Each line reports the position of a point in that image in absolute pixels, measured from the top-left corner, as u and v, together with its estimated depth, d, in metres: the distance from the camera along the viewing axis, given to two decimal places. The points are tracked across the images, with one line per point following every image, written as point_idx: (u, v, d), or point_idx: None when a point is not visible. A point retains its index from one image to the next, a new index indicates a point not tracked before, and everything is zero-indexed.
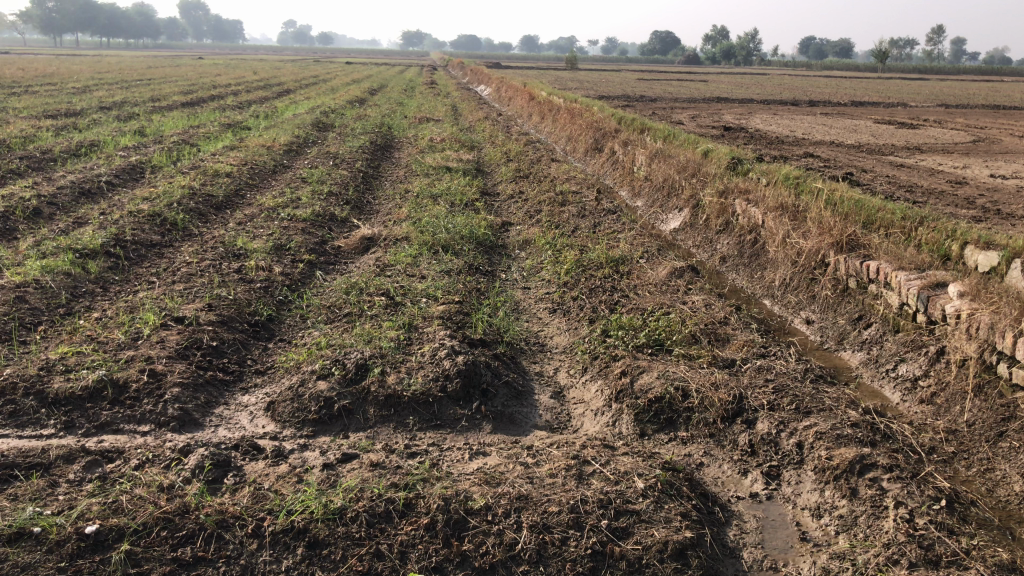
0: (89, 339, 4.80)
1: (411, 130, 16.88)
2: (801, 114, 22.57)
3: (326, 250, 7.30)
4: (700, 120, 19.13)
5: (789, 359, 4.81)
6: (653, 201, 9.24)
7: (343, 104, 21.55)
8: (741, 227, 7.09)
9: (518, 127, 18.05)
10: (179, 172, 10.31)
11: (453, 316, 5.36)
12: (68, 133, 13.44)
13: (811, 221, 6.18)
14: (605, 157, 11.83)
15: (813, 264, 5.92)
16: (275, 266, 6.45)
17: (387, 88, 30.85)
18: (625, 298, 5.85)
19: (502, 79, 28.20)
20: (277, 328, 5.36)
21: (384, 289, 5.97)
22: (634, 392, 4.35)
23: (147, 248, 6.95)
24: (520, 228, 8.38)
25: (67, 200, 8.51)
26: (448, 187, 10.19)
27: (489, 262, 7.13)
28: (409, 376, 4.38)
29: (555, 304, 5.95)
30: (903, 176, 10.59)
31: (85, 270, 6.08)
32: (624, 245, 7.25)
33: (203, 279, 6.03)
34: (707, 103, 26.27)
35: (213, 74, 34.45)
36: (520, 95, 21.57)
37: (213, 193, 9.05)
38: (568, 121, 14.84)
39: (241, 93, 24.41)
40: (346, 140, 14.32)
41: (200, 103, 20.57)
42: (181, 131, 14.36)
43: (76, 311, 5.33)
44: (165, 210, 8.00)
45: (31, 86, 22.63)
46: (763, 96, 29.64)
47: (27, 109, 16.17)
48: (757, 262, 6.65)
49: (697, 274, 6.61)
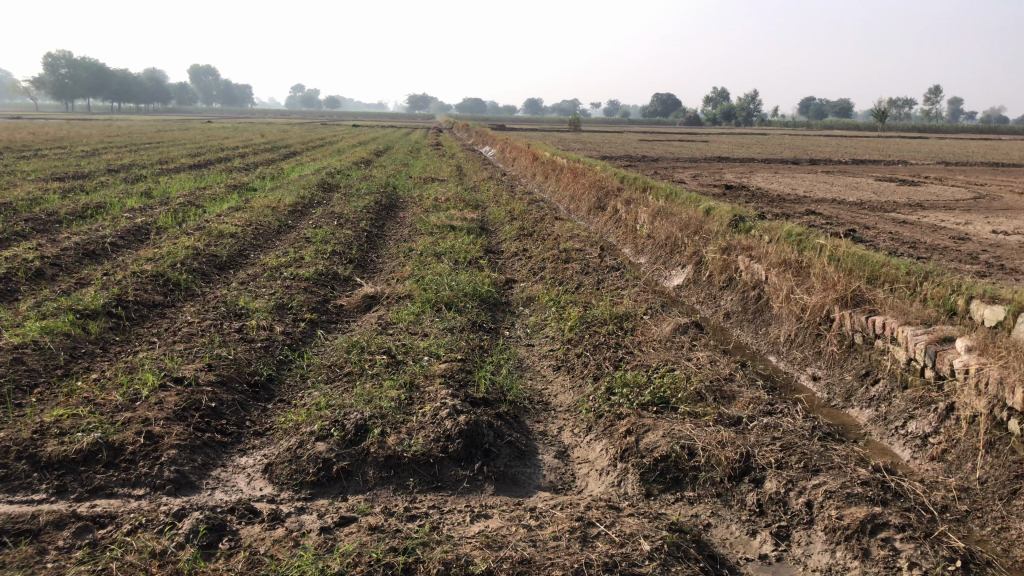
0: (86, 400, 4.75)
1: (415, 190, 17.01)
2: (802, 172, 22.71)
3: (328, 309, 7.27)
4: (702, 179, 19.26)
5: (797, 417, 4.72)
6: (655, 258, 9.23)
7: (349, 165, 21.77)
8: (745, 284, 7.06)
9: (521, 186, 18.18)
10: (184, 233, 10.35)
11: (454, 375, 5.30)
12: (74, 195, 13.55)
13: (815, 277, 6.15)
14: (608, 215, 11.87)
15: (818, 320, 5.86)
16: (276, 326, 6.42)
17: (392, 149, 31.24)
18: (629, 355, 5.80)
19: (505, 140, 28.54)
20: (277, 388, 5.31)
21: (386, 348, 5.93)
22: (639, 451, 4.27)
23: (148, 308, 6.94)
24: (523, 285, 8.37)
25: (71, 261, 8.54)
26: (452, 245, 10.21)
27: (492, 320, 7.09)
28: (410, 437, 4.31)
29: (559, 362, 5.89)
30: (906, 232, 10.58)
31: (85, 330, 6.06)
32: (627, 302, 7.21)
33: (204, 339, 5.99)
34: (709, 162, 26.51)
35: (221, 138, 34.95)
36: (524, 155, 21.78)
37: (217, 254, 9.07)
38: (570, 180, 14.94)
39: (248, 155, 24.72)
40: (351, 201, 14.42)
41: (206, 165, 20.80)
42: (186, 192, 14.48)
43: (75, 372, 5.29)
44: (168, 270, 8.01)
45: (41, 150, 22.94)
46: (764, 155, 29.89)
47: (35, 172, 16.34)
48: (762, 319, 6.60)
49: (701, 331, 6.56)
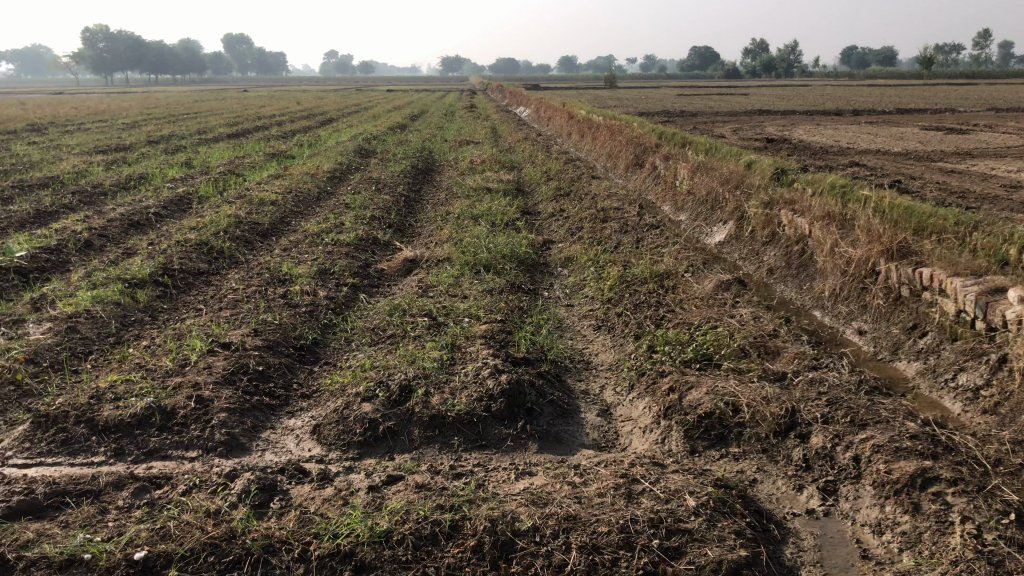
0: (138, 366, 4.86)
1: (452, 153, 16.97)
2: (846, 123, 22.19)
3: (369, 274, 7.32)
4: (743, 133, 18.92)
5: (842, 371, 4.67)
6: (695, 215, 9.13)
7: (385, 130, 21.78)
8: (788, 238, 6.96)
9: (558, 146, 18.03)
10: (226, 201, 10.47)
11: (496, 336, 5.32)
12: (118, 167, 13.75)
13: (860, 229, 6.04)
14: (646, 172, 11.75)
15: (863, 273, 5.76)
16: (319, 291, 6.49)
17: (428, 113, 31.15)
18: (670, 313, 5.76)
19: (541, 99, 28.30)
20: (321, 351, 5.37)
21: (427, 310, 5.97)
22: (682, 408, 4.26)
23: (194, 276, 7.05)
24: (562, 245, 8.34)
25: (118, 232, 8.70)
26: (489, 207, 10.19)
27: (531, 280, 7.09)
28: (453, 397, 4.36)
29: (600, 321, 5.88)
30: (955, 182, 10.32)
31: (135, 299, 6.18)
32: (668, 260, 7.14)
33: (249, 305, 6.08)
34: (749, 116, 26.05)
35: (257, 107, 35.15)
36: (560, 114, 21.57)
37: (259, 221, 9.16)
38: (608, 138, 14.79)
39: (286, 123, 24.84)
40: (389, 165, 14.44)
41: (244, 134, 20.94)
42: (227, 162, 14.61)
43: (127, 339, 5.41)
44: (212, 239, 8.12)
45: (85, 123, 23.29)
46: (805, 108, 29.28)
47: (80, 146, 16.61)
48: (806, 274, 6.50)
49: (744, 287, 6.49)
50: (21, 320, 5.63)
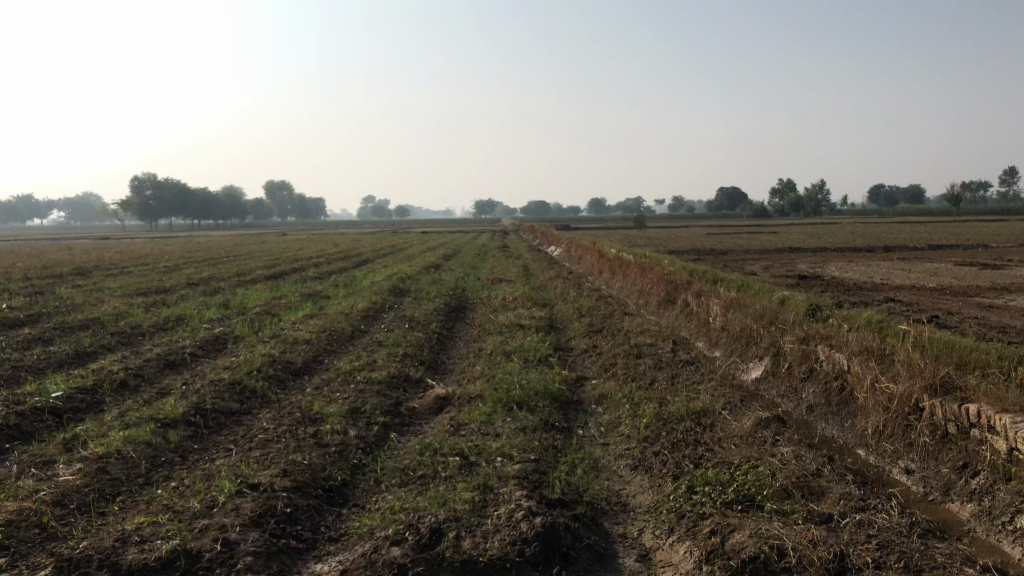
0: (165, 508, 4.78)
1: (483, 291, 17.18)
2: (877, 259, 22.26)
3: (400, 412, 7.26)
4: (774, 270, 19.01)
5: (892, 513, 4.46)
6: (730, 350, 9.03)
7: (419, 270, 22.21)
8: (826, 374, 6.82)
9: (589, 283, 18.20)
10: (261, 341, 10.60)
11: (529, 476, 5.19)
12: (158, 309, 14.07)
13: (900, 365, 5.93)
14: (678, 309, 11.75)
15: (906, 410, 5.60)
16: (349, 430, 6.43)
17: (460, 253, 31.82)
18: (708, 452, 5.59)
19: (571, 239, 28.84)
20: (351, 492, 5.25)
21: (459, 449, 5.87)
22: (725, 552, 4.07)
23: (226, 416, 7.04)
24: (595, 382, 8.26)
25: (153, 371, 8.79)
26: (521, 344, 10.20)
27: (565, 418, 6.98)
28: (485, 541, 4.22)
29: (636, 461, 5.71)
30: (993, 316, 10.18)
31: (166, 439, 6.16)
32: (704, 397, 7.01)
33: (279, 445, 6.03)
34: (779, 253, 26.25)
35: (295, 249, 36.22)
36: (591, 253, 21.89)
37: (293, 360, 9.23)
38: (639, 276, 14.91)
39: (322, 264, 25.47)
40: (422, 304, 14.62)
41: (282, 275, 21.48)
42: (263, 302, 14.90)
43: (155, 480, 5.35)
44: (245, 378, 8.16)
45: (130, 266, 24.08)
46: (834, 245, 29.48)
47: (123, 289, 17.10)
48: (847, 410, 6.32)
49: (784, 424, 6.31)
50: (52, 461, 5.61)
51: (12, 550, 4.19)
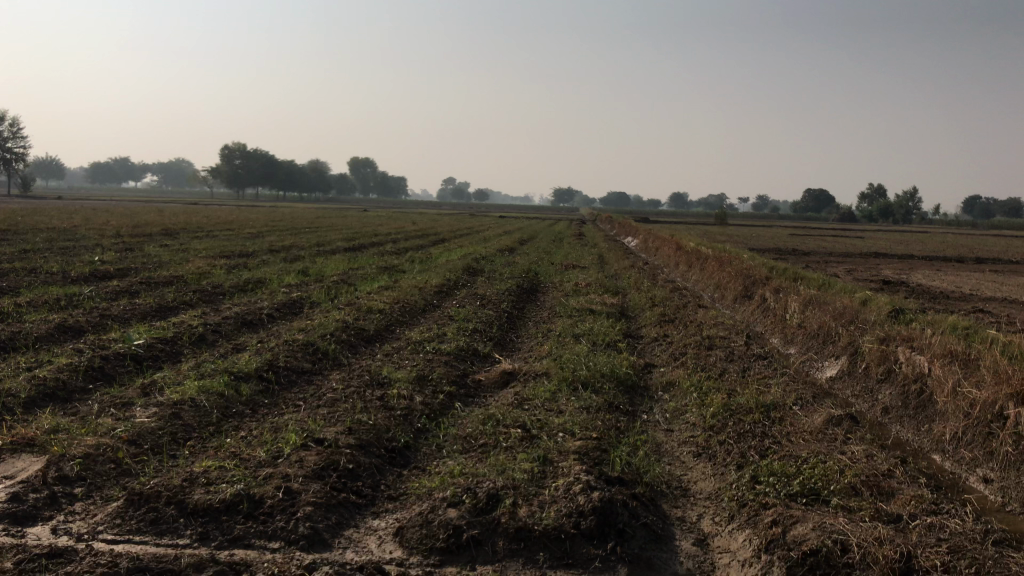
0: (233, 455, 4.91)
1: (557, 275, 17.16)
2: (967, 270, 21.42)
3: (466, 383, 7.31)
4: (857, 274, 18.46)
5: (965, 519, 4.28)
6: (805, 347, 8.80)
7: (494, 252, 22.30)
8: (905, 376, 6.59)
9: (663, 275, 18.00)
10: (336, 307, 10.81)
11: (590, 453, 5.16)
12: (239, 271, 14.46)
13: (985, 371, 5.69)
14: (754, 304, 11.52)
15: (989, 416, 5.37)
16: (415, 396, 6.50)
17: (537, 238, 31.77)
18: (776, 445, 5.46)
19: (649, 231, 28.55)
20: (412, 455, 5.31)
21: (521, 422, 5.87)
22: (786, 543, 3.98)
23: (297, 374, 7.19)
24: (663, 370, 8.16)
25: (231, 328, 9.04)
26: (591, 328, 10.16)
27: (631, 402, 6.92)
28: (541, 510, 4.22)
29: (700, 448, 5.62)
30: None
31: (238, 392, 6.33)
32: (775, 391, 6.86)
33: (346, 405, 6.13)
34: (864, 258, 25.49)
35: (374, 224, 36.75)
36: (668, 244, 21.63)
37: (365, 327, 9.37)
38: (716, 270, 14.68)
39: (400, 240, 25.79)
40: (495, 283, 14.68)
41: (359, 247, 21.83)
42: (340, 271, 15.18)
43: (225, 429, 5.49)
44: (318, 340, 8.34)
45: (215, 231, 24.78)
46: (922, 253, 28.43)
47: (208, 251, 17.63)
48: (925, 415, 6.08)
49: (856, 424, 6.12)
50: (130, 403, 5.82)
51: (88, 481, 4.36)
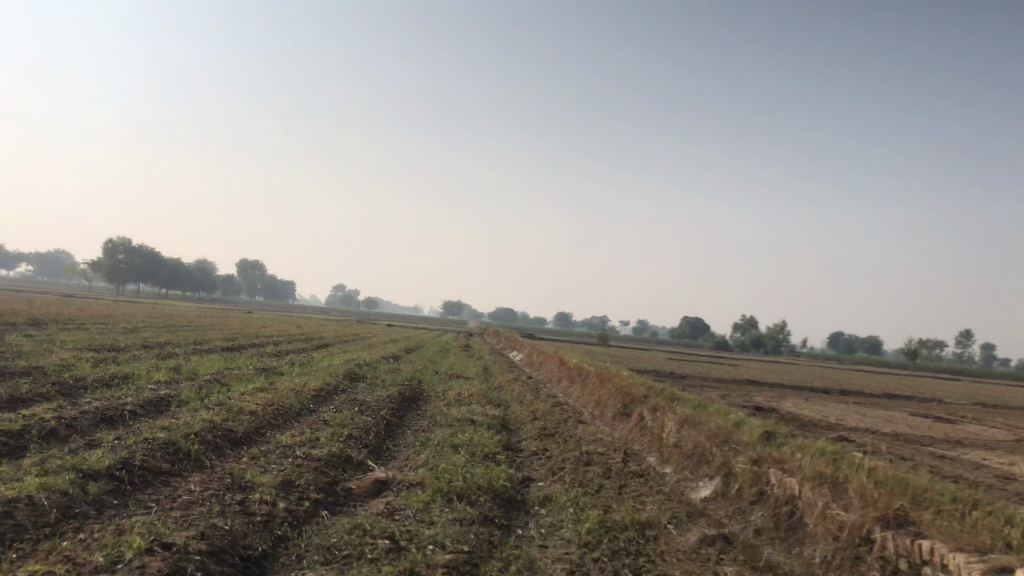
0: (65, 558, 4.42)
1: (440, 385, 16.93)
2: (834, 401, 22.36)
3: (335, 490, 6.94)
4: (732, 398, 18.95)
5: None
6: (681, 465, 8.85)
7: (378, 359, 21.90)
8: (776, 498, 6.66)
9: (547, 390, 18.02)
10: (204, 406, 10.24)
11: (461, 566, 4.91)
12: (103, 364, 13.62)
13: (854, 494, 5.79)
14: (634, 422, 11.58)
15: (856, 539, 5.43)
16: (279, 502, 6.10)
17: (423, 348, 31.49)
18: (651, 564, 5.34)
19: (535, 347, 28.73)
20: (269, 565, 4.92)
21: (390, 532, 5.58)
22: None
23: (153, 475, 6.66)
24: (542, 484, 7.99)
25: (85, 424, 8.38)
26: (471, 438, 9.95)
27: (506, 515, 6.71)
28: None
29: (575, 564, 5.44)
30: (944, 465, 10.10)
31: (83, 491, 5.78)
32: (651, 509, 6.79)
33: (202, 508, 5.69)
34: (739, 384, 26.33)
35: (256, 325, 35.75)
36: (553, 361, 21.77)
37: (233, 428, 8.87)
38: (597, 387, 14.80)
39: (282, 343, 25.06)
40: (376, 390, 14.32)
41: (237, 347, 21.06)
42: (213, 370, 14.51)
43: (63, 531, 4.96)
44: (180, 439, 7.82)
45: (84, 322, 23.47)
46: (792, 384, 29.63)
47: (71, 342, 16.59)
48: (795, 537, 6.12)
49: (729, 544, 6.09)
50: None
51: None
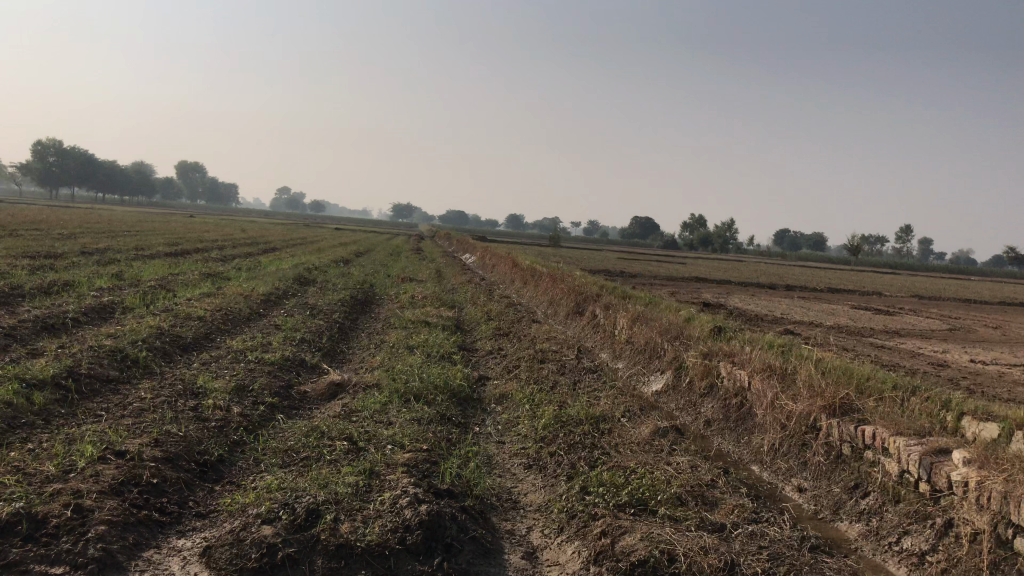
0: (15, 469, 4.35)
1: (392, 288, 16.88)
2: (780, 296, 22.89)
3: (290, 394, 6.92)
4: (681, 295, 19.25)
5: (783, 527, 4.41)
6: (633, 361, 9.00)
7: (329, 262, 21.70)
8: (726, 391, 6.83)
9: (499, 290, 18.09)
10: (151, 313, 10.06)
11: (419, 465, 4.96)
12: (43, 272, 13.24)
13: (801, 385, 5.96)
14: (586, 320, 11.70)
15: (803, 428, 5.61)
16: (234, 407, 6.06)
17: (374, 251, 31.26)
18: (605, 456, 5.47)
19: (486, 248, 28.72)
20: (226, 470, 4.91)
21: (348, 434, 5.60)
22: (615, 555, 3.91)
23: (101, 383, 6.55)
24: (496, 382, 8.07)
25: (28, 333, 8.18)
26: (426, 339, 9.97)
27: (462, 413, 6.78)
28: (365, 526, 3.98)
29: (531, 459, 5.55)
30: (885, 355, 10.42)
31: (29, 401, 5.66)
32: (604, 404, 6.92)
33: (154, 415, 5.63)
34: (688, 281, 26.74)
35: (201, 230, 35.06)
36: (504, 261, 21.79)
37: (183, 335, 8.74)
38: (549, 286, 14.88)
39: (229, 248, 24.63)
40: (327, 294, 14.21)
41: (183, 253, 20.65)
42: (159, 277, 14.22)
43: (10, 442, 4.87)
44: (128, 347, 7.68)
45: (20, 229, 22.72)
46: (740, 280, 30.20)
47: (8, 250, 16.08)
48: (744, 427, 6.30)
49: (681, 435, 6.25)
50: None
51: None
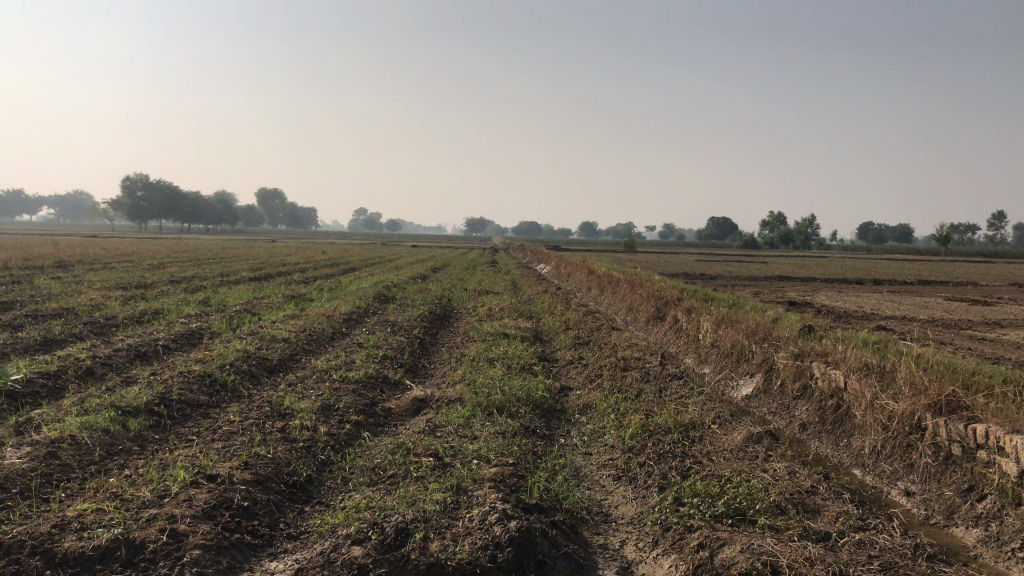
0: (113, 495, 4.43)
1: (470, 301, 16.92)
2: (869, 291, 22.13)
3: (375, 411, 6.94)
4: (765, 295, 18.79)
5: (893, 534, 4.16)
6: (719, 365, 8.77)
7: (406, 279, 21.93)
8: (821, 391, 6.57)
9: (577, 299, 17.95)
10: (237, 337, 10.28)
11: (506, 479, 4.88)
12: (135, 302, 13.71)
13: (902, 382, 5.67)
14: (667, 325, 11.48)
15: (907, 429, 5.32)
16: (319, 427, 6.09)
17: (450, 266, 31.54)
18: (697, 465, 5.28)
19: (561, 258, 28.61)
20: (315, 490, 4.92)
21: (433, 450, 5.56)
22: (715, 568, 3.74)
23: (192, 408, 6.67)
24: (580, 392, 7.95)
25: (123, 361, 8.42)
26: (506, 351, 9.92)
27: (547, 425, 6.68)
28: (455, 544, 3.91)
29: (620, 470, 5.40)
30: (989, 347, 9.89)
31: (124, 427, 5.80)
32: (693, 410, 6.73)
33: (243, 438, 5.70)
34: (771, 281, 26.10)
35: (282, 254, 35.97)
36: (580, 269, 21.65)
37: (268, 357, 8.89)
38: (628, 292, 14.68)
39: (308, 269, 25.14)
40: (406, 310, 14.33)
41: (265, 277, 21.18)
42: (244, 301, 14.57)
43: (108, 468, 4.98)
44: (216, 371, 7.83)
45: (113, 262, 23.68)
46: (826, 276, 29.33)
47: (101, 282, 16.72)
48: (842, 429, 6.02)
49: (776, 441, 6.01)
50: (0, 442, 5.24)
51: None
